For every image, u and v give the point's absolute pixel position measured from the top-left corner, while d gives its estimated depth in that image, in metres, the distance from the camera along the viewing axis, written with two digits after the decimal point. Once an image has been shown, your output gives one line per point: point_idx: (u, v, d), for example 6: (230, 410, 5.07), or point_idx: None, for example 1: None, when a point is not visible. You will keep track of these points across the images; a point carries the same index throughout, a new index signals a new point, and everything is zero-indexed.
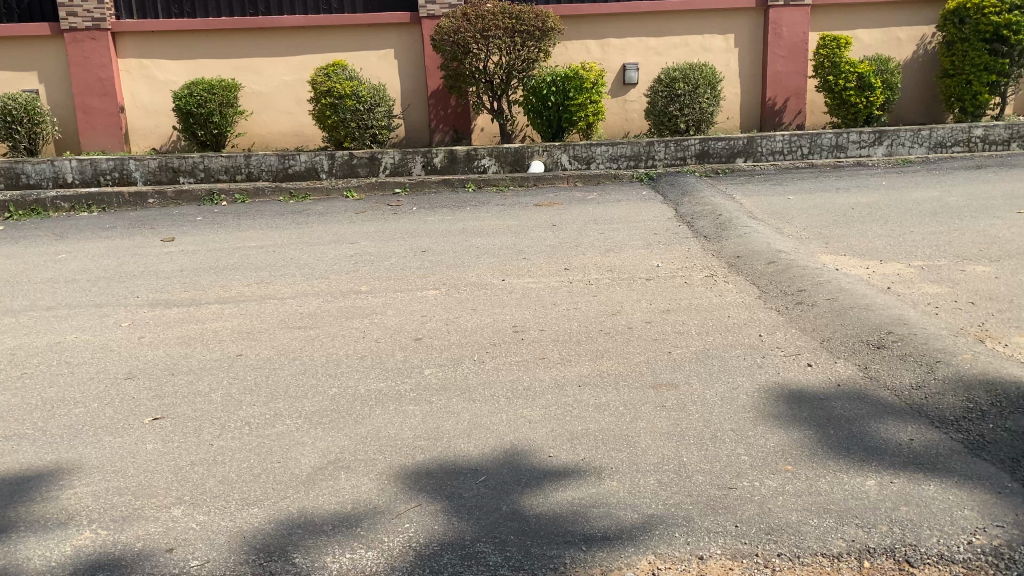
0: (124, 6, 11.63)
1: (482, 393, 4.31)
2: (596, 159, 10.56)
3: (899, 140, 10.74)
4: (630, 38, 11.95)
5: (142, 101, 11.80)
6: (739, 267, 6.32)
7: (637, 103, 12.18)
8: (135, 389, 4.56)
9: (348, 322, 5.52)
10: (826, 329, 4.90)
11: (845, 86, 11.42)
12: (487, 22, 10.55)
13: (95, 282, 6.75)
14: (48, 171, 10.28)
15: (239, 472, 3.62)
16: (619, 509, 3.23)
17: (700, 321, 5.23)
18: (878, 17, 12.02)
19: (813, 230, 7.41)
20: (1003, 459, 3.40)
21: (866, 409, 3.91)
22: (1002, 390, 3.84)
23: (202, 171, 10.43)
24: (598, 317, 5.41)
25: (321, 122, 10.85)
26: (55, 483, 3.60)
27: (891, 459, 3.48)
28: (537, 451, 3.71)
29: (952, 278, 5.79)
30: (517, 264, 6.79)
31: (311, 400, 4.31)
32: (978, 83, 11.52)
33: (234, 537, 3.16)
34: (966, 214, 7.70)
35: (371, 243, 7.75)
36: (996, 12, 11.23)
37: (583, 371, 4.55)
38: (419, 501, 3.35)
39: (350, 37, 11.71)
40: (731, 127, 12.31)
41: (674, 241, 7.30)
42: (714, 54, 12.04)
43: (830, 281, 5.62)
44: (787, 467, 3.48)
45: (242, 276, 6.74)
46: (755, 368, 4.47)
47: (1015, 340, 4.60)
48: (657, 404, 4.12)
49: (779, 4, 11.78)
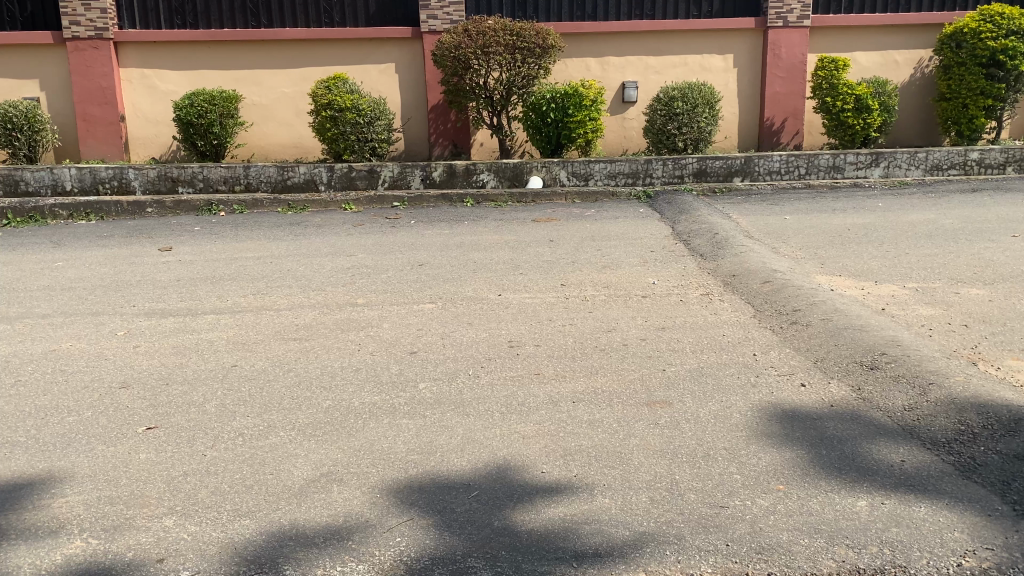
0: (128, 16, 11.67)
1: (476, 408, 4.32)
2: (594, 176, 10.61)
3: (896, 162, 10.80)
4: (629, 57, 12.03)
5: (143, 111, 11.84)
6: (734, 285, 6.35)
7: (636, 121, 12.25)
8: (129, 398, 4.56)
9: (344, 334, 5.53)
10: (820, 349, 4.92)
11: (842, 108, 11.50)
12: (488, 38, 10.62)
13: (92, 291, 6.75)
14: (47, 179, 10.31)
15: (231, 483, 3.63)
16: (611, 526, 3.24)
17: (695, 339, 5.25)
18: (876, 40, 12.13)
19: (809, 250, 7.45)
20: (994, 482, 3.41)
21: (858, 430, 3.92)
22: (994, 413, 3.85)
23: (201, 181, 10.46)
24: (593, 333, 5.44)
25: (322, 134, 10.91)
26: (46, 492, 3.59)
27: (882, 480, 3.50)
28: (529, 467, 3.71)
29: (946, 301, 5.83)
30: (514, 279, 6.81)
31: (305, 412, 4.32)
32: (974, 106, 11.60)
33: (225, 548, 3.16)
34: (961, 237, 7.76)
35: (368, 256, 7.77)
36: (994, 37, 11.28)
37: (577, 388, 4.56)
38: (411, 515, 3.35)
39: (351, 51, 11.77)
40: (729, 146, 12.39)
41: (671, 258, 7.33)
42: (713, 74, 12.13)
43: (825, 301, 5.65)
44: (779, 487, 3.49)
45: (239, 287, 6.77)
46: (749, 387, 4.49)
47: (1008, 363, 4.62)
48: (651, 421, 4.13)
49: (778, 26, 11.87)
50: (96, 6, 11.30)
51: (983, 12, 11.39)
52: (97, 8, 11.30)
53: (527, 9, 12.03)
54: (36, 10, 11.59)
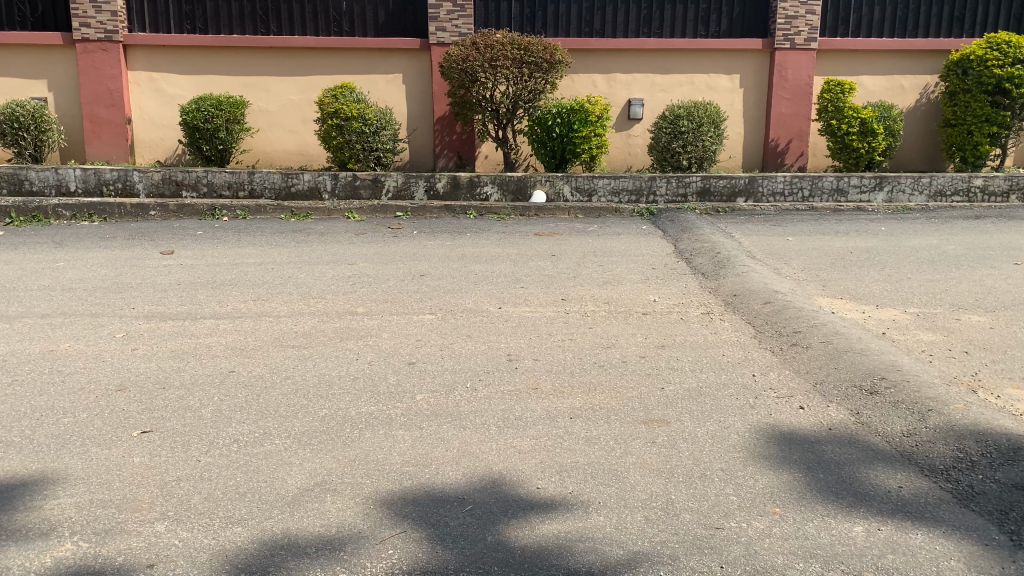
0: (138, 19, 11.73)
1: (473, 421, 4.30)
2: (597, 192, 10.62)
3: (900, 187, 10.81)
4: (636, 74, 12.08)
5: (149, 114, 11.87)
6: (735, 305, 6.35)
7: (640, 138, 12.28)
8: (125, 401, 4.54)
9: (343, 343, 5.52)
10: (820, 372, 4.90)
11: (847, 131, 11.52)
12: (496, 52, 10.69)
13: (92, 292, 6.75)
14: (52, 179, 10.33)
15: (224, 490, 3.61)
16: (605, 545, 3.21)
17: (694, 358, 5.23)
18: (882, 65, 12.18)
19: (811, 272, 7.45)
20: (992, 511, 3.38)
21: (856, 454, 3.91)
22: (993, 441, 3.83)
23: (205, 186, 10.46)
24: (592, 349, 5.42)
25: (327, 142, 10.94)
26: (38, 493, 3.58)
27: (880, 506, 3.47)
28: (524, 482, 3.69)
29: (946, 327, 5.82)
30: (515, 293, 6.80)
31: (301, 420, 4.30)
32: (978, 133, 11.62)
33: (217, 555, 3.14)
34: (963, 263, 7.75)
35: (369, 265, 7.78)
36: (1000, 65, 11.32)
37: (574, 404, 4.54)
38: (404, 527, 3.33)
39: (360, 60, 11.82)
40: (732, 165, 12.41)
41: (671, 276, 7.33)
42: (719, 93, 12.16)
43: (825, 324, 5.63)
44: (775, 509, 3.46)
45: (239, 292, 6.76)
46: (747, 409, 4.46)
47: (1008, 391, 4.60)
48: (647, 439, 4.11)
49: (785, 47, 11.91)
50: (106, 9, 11.35)
51: (989, 40, 11.43)
52: (108, 11, 11.35)
53: (535, 24, 12.09)
54: (47, 11, 11.64)
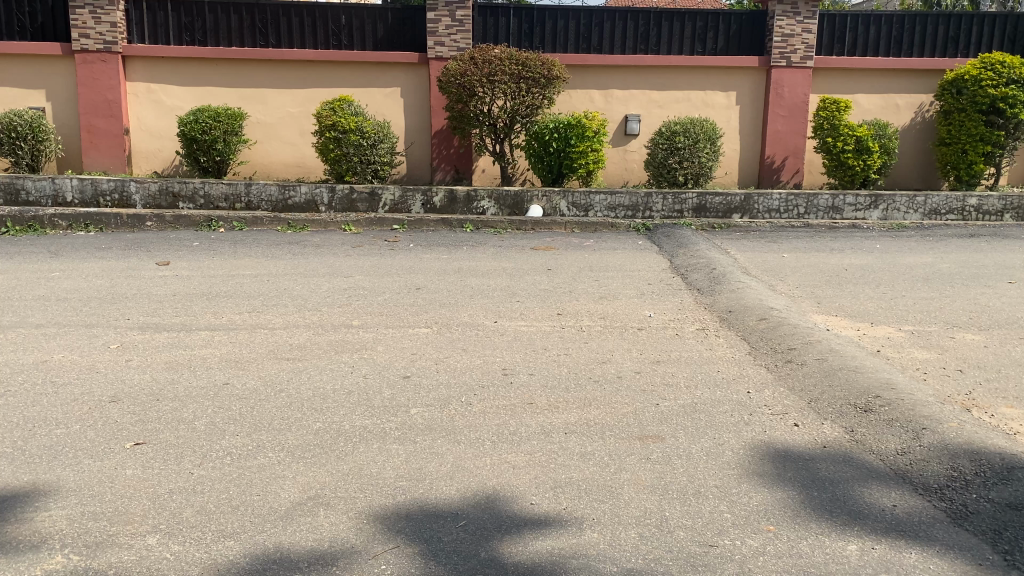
0: (137, 31, 11.77)
1: (467, 436, 4.29)
2: (594, 207, 10.68)
3: (894, 205, 10.89)
4: (633, 90, 12.14)
5: (147, 124, 11.89)
6: (730, 321, 6.36)
7: (637, 153, 12.32)
8: (118, 413, 4.52)
9: (337, 356, 5.51)
10: (814, 389, 4.90)
11: (842, 148, 11.59)
12: (494, 67, 10.77)
13: (87, 302, 6.74)
14: (48, 189, 10.37)
15: (217, 503, 3.59)
16: (598, 561, 3.21)
17: (688, 375, 5.23)
18: (878, 84, 12.26)
19: (806, 289, 7.47)
20: (985, 530, 3.38)
21: (850, 472, 3.90)
22: (986, 460, 3.84)
23: (202, 197, 10.49)
24: (587, 364, 5.42)
25: (324, 155, 10.98)
26: (30, 504, 3.56)
27: (874, 524, 3.47)
28: (517, 498, 3.68)
29: (941, 345, 5.83)
30: (511, 307, 6.81)
31: (295, 433, 4.29)
32: (973, 153, 11.70)
33: (208, 569, 3.12)
34: (958, 281, 7.78)
35: (365, 277, 7.79)
36: (994, 85, 11.42)
37: (569, 420, 4.53)
38: (396, 542, 3.32)
39: (359, 74, 11.86)
40: (728, 182, 12.48)
41: (667, 292, 7.35)
42: (716, 111, 12.23)
43: (820, 341, 5.63)
44: (769, 527, 3.46)
45: (234, 304, 6.77)
46: (742, 426, 4.46)
47: (1001, 410, 4.62)
48: (642, 456, 4.11)
49: (781, 66, 11.97)
50: (106, 20, 11.37)
51: (983, 61, 11.56)
52: (107, 22, 11.37)
53: (533, 40, 12.15)
54: (46, 20, 11.67)
